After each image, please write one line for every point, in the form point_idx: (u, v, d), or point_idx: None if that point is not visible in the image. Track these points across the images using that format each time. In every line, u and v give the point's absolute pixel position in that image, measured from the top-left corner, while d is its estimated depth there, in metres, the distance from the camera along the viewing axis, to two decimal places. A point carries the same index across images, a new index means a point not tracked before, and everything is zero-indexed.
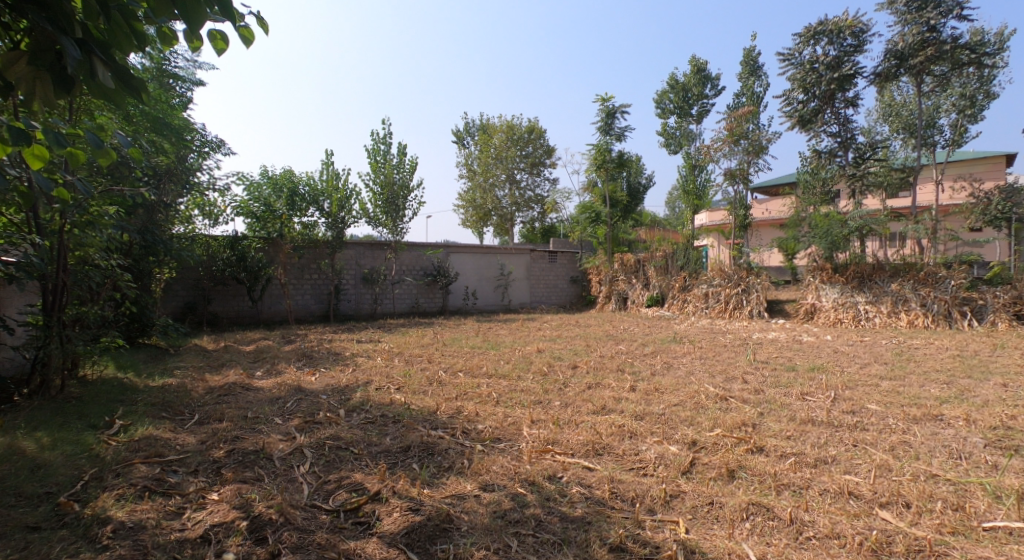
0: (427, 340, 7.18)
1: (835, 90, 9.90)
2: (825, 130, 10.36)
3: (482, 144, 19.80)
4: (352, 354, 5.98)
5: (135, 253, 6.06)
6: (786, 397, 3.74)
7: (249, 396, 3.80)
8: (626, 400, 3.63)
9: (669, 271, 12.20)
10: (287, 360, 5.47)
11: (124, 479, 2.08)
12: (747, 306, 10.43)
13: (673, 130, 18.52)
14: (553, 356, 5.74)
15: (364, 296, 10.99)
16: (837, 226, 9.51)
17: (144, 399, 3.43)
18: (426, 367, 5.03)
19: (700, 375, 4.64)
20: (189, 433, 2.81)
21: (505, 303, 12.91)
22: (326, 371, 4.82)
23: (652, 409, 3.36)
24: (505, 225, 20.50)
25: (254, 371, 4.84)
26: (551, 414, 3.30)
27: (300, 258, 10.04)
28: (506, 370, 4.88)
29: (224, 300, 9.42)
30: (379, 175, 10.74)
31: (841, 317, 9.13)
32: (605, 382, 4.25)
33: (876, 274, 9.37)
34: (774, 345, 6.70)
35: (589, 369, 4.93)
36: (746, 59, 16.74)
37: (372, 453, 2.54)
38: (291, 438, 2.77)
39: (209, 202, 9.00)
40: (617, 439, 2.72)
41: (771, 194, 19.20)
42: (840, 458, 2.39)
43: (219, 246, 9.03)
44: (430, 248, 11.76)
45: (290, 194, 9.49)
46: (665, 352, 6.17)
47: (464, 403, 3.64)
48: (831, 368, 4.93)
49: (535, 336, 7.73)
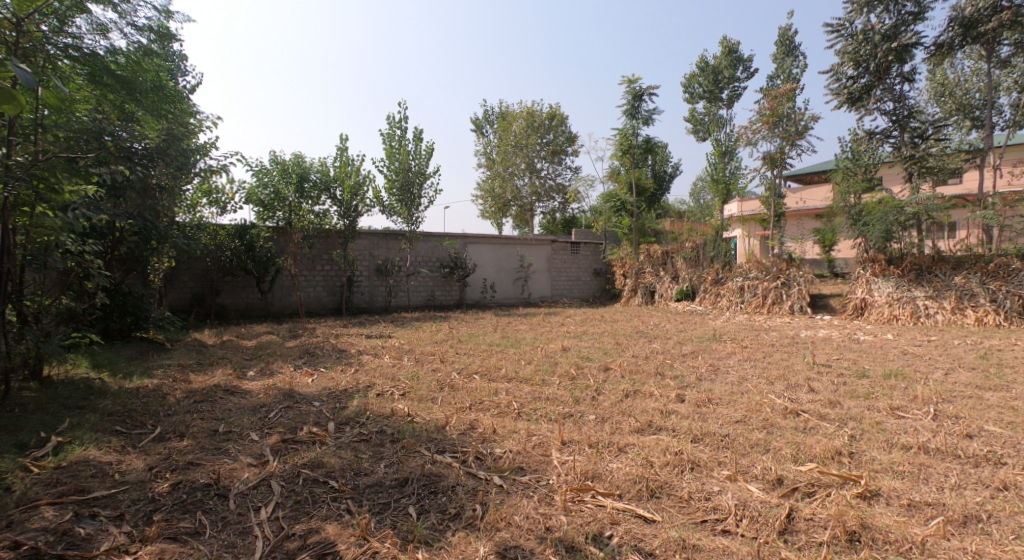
0: (441, 336, 6.60)
1: (892, 62, 9.01)
2: (878, 108, 9.48)
3: (501, 131, 19.11)
4: (357, 351, 5.43)
5: (128, 242, 5.61)
6: (874, 413, 3.04)
7: (231, 403, 3.26)
8: (677, 416, 2.98)
9: (699, 264, 11.45)
10: (285, 358, 4.94)
11: (12, 536, 1.53)
12: (787, 300, 9.62)
13: (702, 116, 17.61)
14: (581, 356, 5.10)
15: (378, 289, 10.49)
16: (892, 213, 8.64)
17: (103, 407, 2.90)
18: (437, 368, 4.45)
19: (757, 382, 3.93)
20: (137, 455, 2.25)
21: (525, 296, 12.28)
22: (324, 372, 4.26)
23: (713, 429, 2.70)
24: (524, 215, 19.89)
25: (246, 371, 4.30)
26: (585, 433, 2.66)
27: (311, 248, 9.60)
28: (528, 372, 4.26)
29: (232, 291, 9.03)
30: (394, 162, 10.22)
31: (897, 314, 8.29)
32: (646, 391, 3.60)
33: (936, 266, 8.56)
34: (829, 346, 5.95)
35: (623, 372, 4.28)
36: (782, 38, 15.75)
37: (358, 489, 1.97)
38: (261, 463, 2.22)
39: (216, 188, 8.59)
40: (676, 474, 2.09)
41: (807, 183, 18.14)
42: (999, 513, 1.72)
43: (227, 236, 8.56)
44: (447, 239, 11.19)
45: (299, 180, 8.93)
46: (707, 352, 5.47)
47: (478, 415, 3.03)
48: (912, 375, 4.19)
49: (558, 332, 7.08)
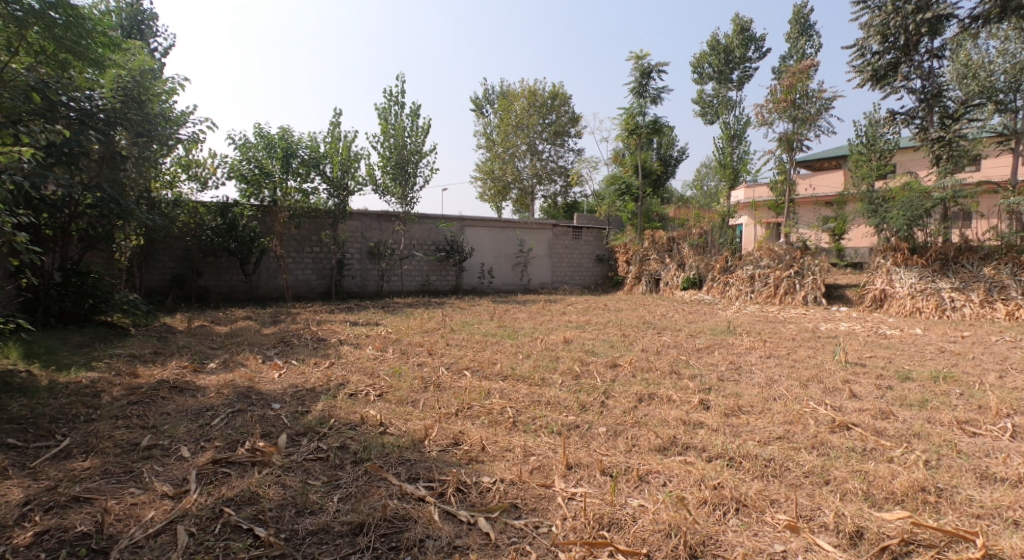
0: (432, 325, 6.08)
1: (923, 35, 8.44)
2: (905, 85, 9.00)
3: (502, 111, 18.37)
4: (338, 341, 4.91)
5: (88, 218, 5.10)
6: (938, 428, 2.56)
7: (173, 403, 2.73)
8: (706, 431, 2.46)
9: (707, 251, 10.90)
10: (256, 347, 4.41)
11: None
12: (801, 291, 9.09)
13: (710, 98, 16.93)
14: (584, 350, 4.59)
15: (370, 272, 9.95)
16: (918, 199, 8.08)
17: (7, 412, 2.38)
18: (424, 363, 3.95)
19: (788, 385, 3.44)
20: (18, 483, 1.73)
21: (525, 283, 11.76)
22: (294, 366, 3.73)
23: (754, 450, 2.18)
24: (525, 199, 19.30)
25: (205, 362, 3.77)
26: (596, 454, 2.16)
27: (297, 228, 9.04)
28: (526, 369, 3.74)
29: (214, 273, 8.48)
30: (388, 138, 9.61)
31: (920, 306, 7.81)
32: (664, 395, 3.09)
33: (963, 257, 8.06)
34: (855, 341, 5.45)
35: (633, 370, 3.78)
36: (796, 17, 14.99)
37: (295, 542, 1.47)
38: (177, 494, 1.70)
39: (195, 161, 7.97)
40: (720, 523, 1.59)
41: (817, 169, 17.53)
42: None
43: (208, 214, 8.03)
44: (443, 221, 10.63)
45: (285, 155, 8.32)
46: (723, 347, 4.95)
47: (466, 426, 2.52)
48: (965, 377, 3.70)
49: (559, 322, 6.56)
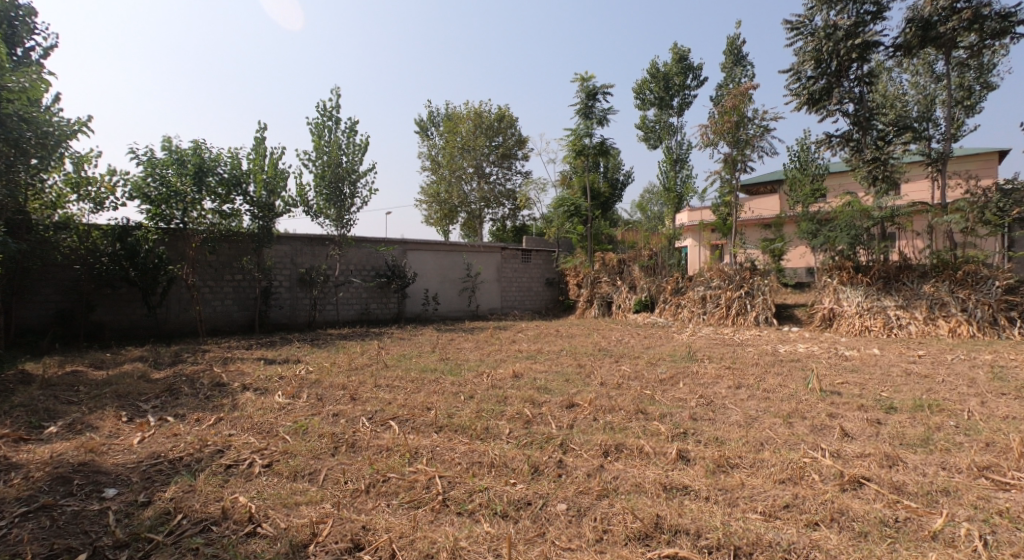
0: (362, 361, 5.29)
1: (854, 60, 8.67)
2: (839, 109, 9.19)
3: (447, 133, 17.90)
4: (241, 386, 4.05)
5: None
6: (962, 480, 2.12)
7: None
8: (696, 503, 1.88)
9: (658, 272, 10.65)
10: (126, 398, 3.49)
11: None
12: (752, 311, 8.94)
13: (653, 123, 17.17)
14: (537, 387, 3.97)
15: (300, 301, 8.98)
16: (860, 218, 8.12)
17: None
18: (340, 413, 3.19)
19: (771, 424, 2.96)
20: None
21: (472, 308, 11.09)
22: (167, 426, 2.88)
23: (767, 533, 1.63)
24: (473, 222, 18.79)
25: (44, 426, 2.85)
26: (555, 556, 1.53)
27: (214, 253, 8.01)
28: (467, 416, 3.07)
29: (112, 306, 7.31)
30: (320, 156, 8.82)
31: (869, 325, 7.79)
32: (634, 446, 2.49)
33: (903, 275, 8.08)
34: (820, 365, 5.13)
35: (594, 412, 3.18)
36: (730, 47, 15.53)
37: None
38: None
39: (88, 178, 6.86)
40: None
41: (754, 193, 18.06)
42: None
43: (102, 238, 6.89)
44: (383, 244, 9.88)
45: (200, 172, 7.31)
46: (689, 377, 4.48)
47: (378, 513, 1.82)
48: (950, 405, 3.37)
49: (507, 352, 5.94)
